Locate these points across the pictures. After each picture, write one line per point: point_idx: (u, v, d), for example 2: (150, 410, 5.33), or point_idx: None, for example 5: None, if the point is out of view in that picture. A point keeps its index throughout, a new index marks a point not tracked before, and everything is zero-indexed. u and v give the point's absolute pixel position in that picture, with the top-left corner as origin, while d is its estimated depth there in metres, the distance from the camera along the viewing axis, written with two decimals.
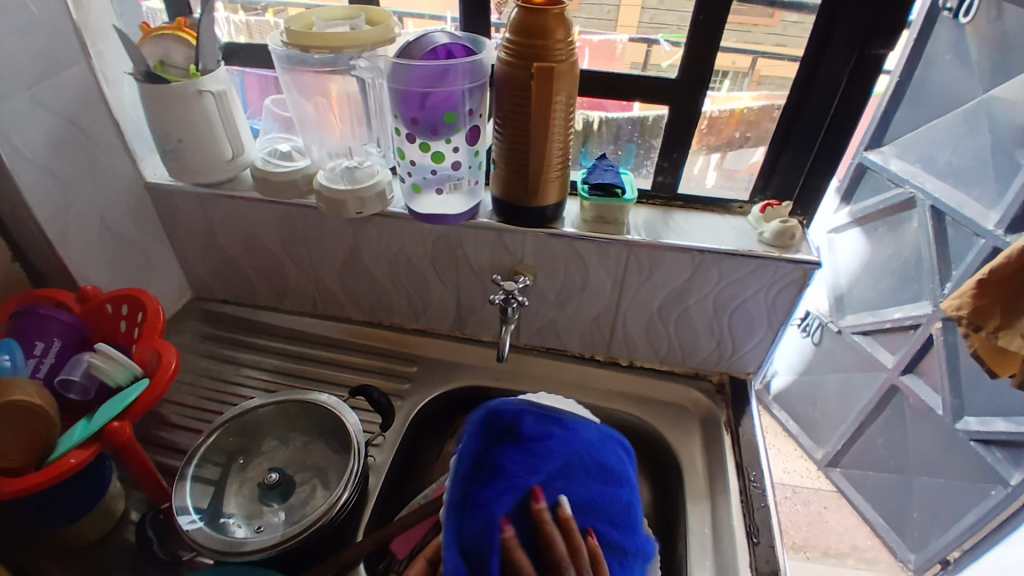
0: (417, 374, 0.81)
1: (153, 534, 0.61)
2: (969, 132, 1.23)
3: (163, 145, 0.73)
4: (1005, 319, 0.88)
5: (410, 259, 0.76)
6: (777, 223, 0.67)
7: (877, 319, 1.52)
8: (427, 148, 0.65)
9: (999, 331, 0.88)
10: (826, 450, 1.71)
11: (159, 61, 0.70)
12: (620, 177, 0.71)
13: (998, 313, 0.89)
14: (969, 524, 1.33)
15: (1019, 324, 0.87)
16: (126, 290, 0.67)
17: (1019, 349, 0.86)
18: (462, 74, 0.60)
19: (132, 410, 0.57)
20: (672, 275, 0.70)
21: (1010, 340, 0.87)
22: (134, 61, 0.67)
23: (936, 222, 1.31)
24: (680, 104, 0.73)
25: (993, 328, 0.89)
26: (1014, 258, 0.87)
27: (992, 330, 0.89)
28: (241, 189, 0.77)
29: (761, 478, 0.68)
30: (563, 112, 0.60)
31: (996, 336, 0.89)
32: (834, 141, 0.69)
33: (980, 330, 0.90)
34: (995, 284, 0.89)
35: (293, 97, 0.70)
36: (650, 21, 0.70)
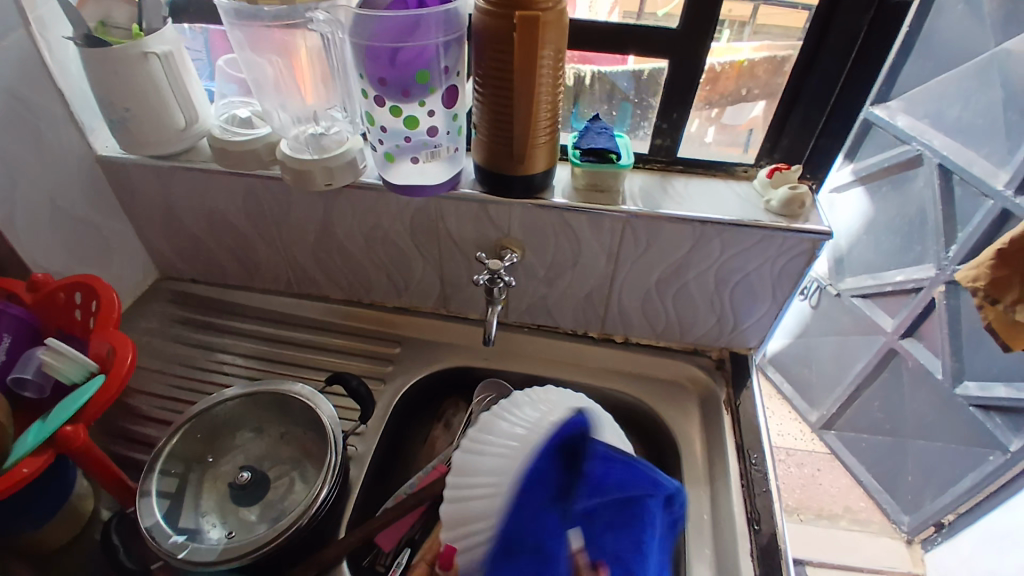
0: (401, 356, 0.77)
1: (120, 540, 0.55)
2: (980, 86, 1.18)
3: (110, 115, 0.65)
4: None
5: (389, 235, 0.70)
6: (786, 190, 0.62)
7: (878, 282, 1.48)
8: (399, 113, 0.58)
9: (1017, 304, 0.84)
10: (821, 413, 1.70)
11: (100, 22, 0.62)
12: (615, 140, 0.64)
13: (1016, 284, 0.84)
14: (965, 488, 1.34)
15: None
16: (76, 277, 0.61)
17: None
18: (434, 26, 0.53)
19: (88, 410, 0.52)
20: (670, 248, 0.65)
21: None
22: (73, 23, 0.60)
23: (943, 180, 1.27)
24: (681, 58, 0.66)
25: (1011, 300, 0.85)
26: None
27: (1009, 303, 0.85)
28: (200, 160, 0.70)
29: (762, 460, 0.65)
30: (551, 70, 0.53)
31: (1013, 309, 0.84)
32: (849, 98, 0.64)
33: (997, 304, 0.86)
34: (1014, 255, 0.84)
35: (246, 55, 0.62)
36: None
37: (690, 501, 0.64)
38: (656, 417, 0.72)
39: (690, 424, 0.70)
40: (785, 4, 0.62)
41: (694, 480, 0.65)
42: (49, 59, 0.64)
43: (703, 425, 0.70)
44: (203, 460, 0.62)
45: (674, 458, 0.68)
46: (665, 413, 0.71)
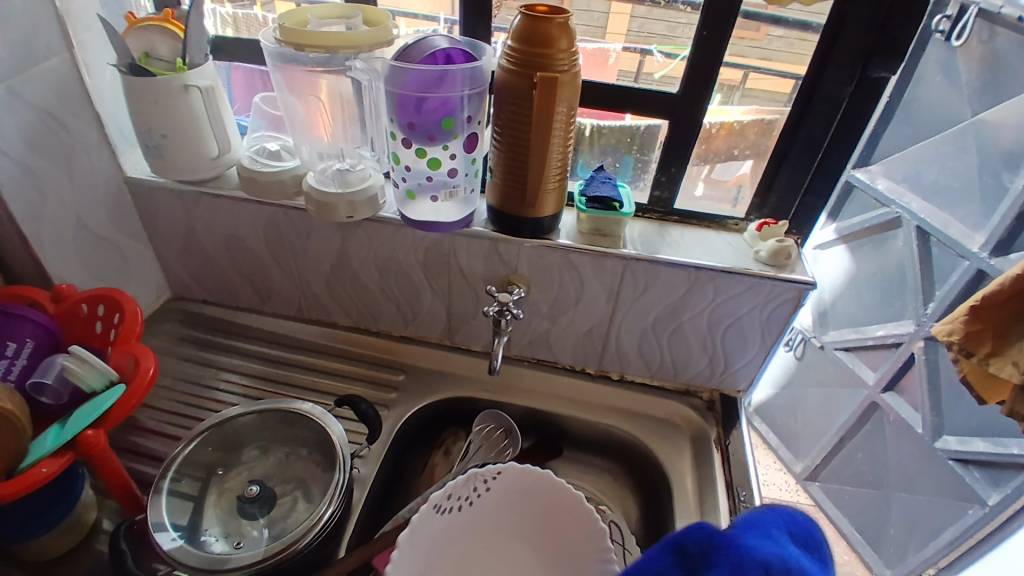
0: (404, 384, 0.80)
1: (128, 548, 0.56)
2: (956, 151, 1.28)
3: (146, 141, 0.70)
4: (997, 344, 0.88)
5: (401, 266, 0.74)
6: (773, 242, 0.67)
7: (861, 336, 1.54)
8: (424, 155, 0.63)
9: (991, 357, 0.88)
10: (805, 464, 1.73)
11: (144, 53, 0.68)
12: (617, 190, 0.69)
13: (990, 338, 0.88)
14: (949, 540, 1.36)
15: (1009, 351, 0.86)
16: (101, 290, 0.64)
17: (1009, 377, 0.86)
18: (461, 80, 0.58)
19: (107, 417, 0.54)
20: (667, 291, 0.69)
21: (1001, 365, 0.87)
22: (118, 52, 0.64)
23: (921, 241, 1.35)
24: (678, 118, 0.72)
25: (985, 354, 0.89)
26: (1007, 286, 0.87)
27: (984, 356, 0.89)
28: (226, 188, 0.74)
29: (751, 498, 0.67)
30: (563, 123, 0.59)
31: (987, 362, 0.88)
32: (832, 161, 0.70)
33: (972, 356, 0.90)
34: (988, 311, 0.88)
35: (283, 95, 0.68)
36: (638, 30, 0.71)
37: None
38: (650, 453, 0.75)
39: (681, 461, 0.73)
40: (776, 74, 0.68)
41: (684, 513, 0.68)
42: (91, 85, 0.69)
43: (693, 461, 0.73)
44: (215, 472, 0.63)
45: (667, 493, 0.71)
46: (658, 450, 0.74)
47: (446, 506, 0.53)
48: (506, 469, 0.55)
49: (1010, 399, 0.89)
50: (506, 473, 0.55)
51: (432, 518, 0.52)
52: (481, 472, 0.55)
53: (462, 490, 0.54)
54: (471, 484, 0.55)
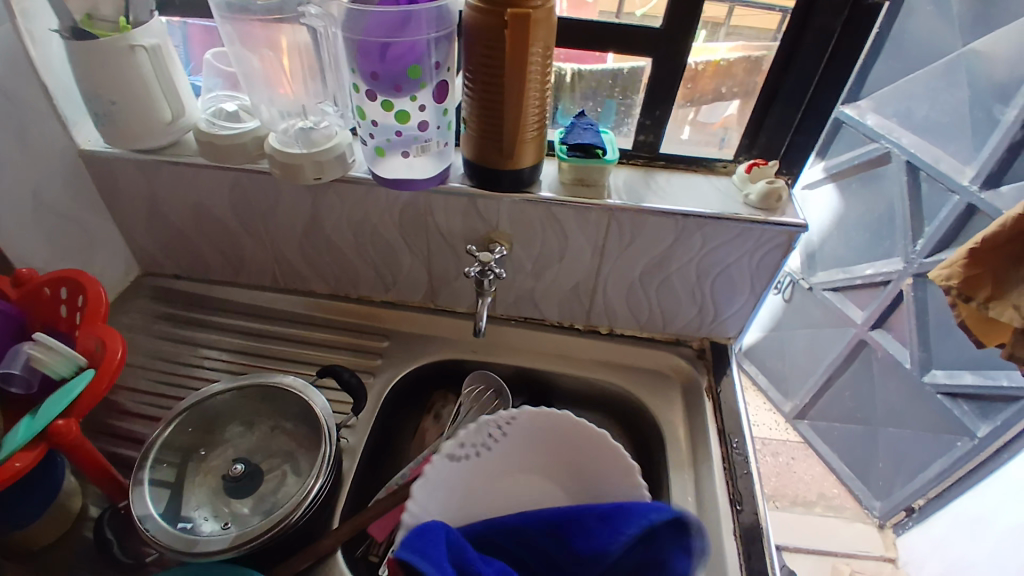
0: (390, 350, 0.78)
1: (113, 535, 0.59)
2: (947, 86, 1.26)
3: (94, 108, 0.65)
4: (996, 288, 0.89)
5: (378, 228, 0.71)
6: (763, 185, 0.64)
7: (849, 275, 1.54)
8: (391, 107, 0.58)
9: (990, 301, 0.89)
10: (794, 403, 1.77)
11: (86, 13, 0.61)
12: (600, 136, 0.66)
13: (988, 282, 0.89)
14: (936, 472, 1.39)
15: (1009, 294, 0.87)
16: (63, 272, 0.60)
17: (1008, 320, 0.87)
18: (427, 21, 0.54)
19: (79, 404, 0.52)
20: (655, 241, 0.66)
21: (1001, 310, 0.88)
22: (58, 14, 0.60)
23: (913, 177, 1.35)
24: (662, 57, 0.68)
25: (984, 298, 0.89)
26: (1008, 227, 0.86)
27: (982, 300, 0.90)
28: (185, 154, 0.70)
29: (743, 444, 0.67)
30: (539, 67, 0.55)
31: (986, 306, 0.89)
32: (824, 98, 0.66)
33: (970, 300, 0.91)
34: (988, 255, 0.89)
35: (236, 50, 0.63)
36: None
37: (675, 484, 0.66)
38: (641, 405, 0.74)
39: (674, 412, 0.73)
40: (761, 7, 0.64)
41: (679, 464, 0.68)
42: (36, 57, 0.63)
43: (685, 411, 0.73)
44: (197, 452, 0.62)
45: (660, 444, 0.71)
46: (649, 401, 0.74)
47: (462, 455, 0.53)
48: (518, 413, 0.56)
49: (1010, 342, 0.91)
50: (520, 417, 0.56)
51: (448, 466, 0.52)
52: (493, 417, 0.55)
53: (475, 437, 0.55)
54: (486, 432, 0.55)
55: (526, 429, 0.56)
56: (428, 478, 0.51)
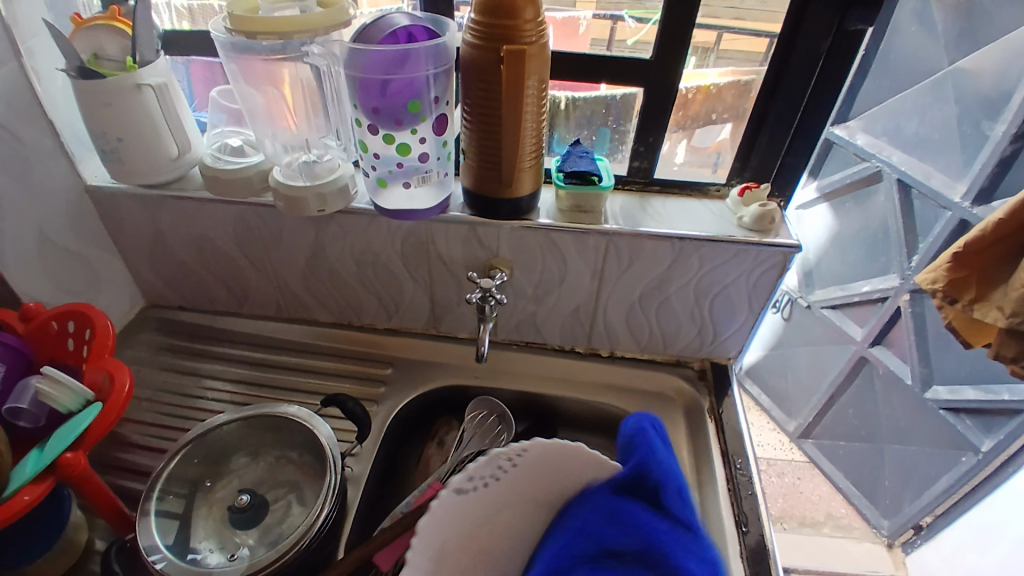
0: (392, 377, 0.78)
1: (120, 568, 0.56)
2: (936, 101, 1.29)
3: (102, 146, 0.66)
4: (981, 290, 0.91)
5: (380, 257, 0.72)
6: (756, 207, 0.66)
7: (846, 293, 1.55)
8: (392, 140, 0.60)
9: (975, 302, 0.92)
10: (798, 422, 1.76)
11: (93, 54, 0.64)
12: (595, 164, 0.67)
13: (974, 284, 0.92)
14: (943, 488, 1.38)
15: (992, 296, 0.90)
16: (73, 306, 0.62)
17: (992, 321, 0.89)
18: (424, 58, 0.55)
19: (87, 437, 0.52)
20: (652, 264, 0.68)
21: (987, 310, 0.90)
22: (65, 55, 0.60)
23: (903, 195, 1.37)
24: (654, 86, 0.70)
25: (969, 300, 0.92)
26: (988, 232, 0.87)
27: (968, 302, 0.92)
28: (190, 189, 0.71)
29: (746, 465, 0.67)
30: (535, 97, 0.56)
31: (972, 307, 0.92)
32: (811, 121, 0.68)
33: (957, 302, 0.94)
34: (971, 258, 0.91)
35: (241, 86, 0.65)
36: None
37: None
38: None
39: (676, 434, 0.73)
40: (749, 32, 0.66)
41: None
42: (41, 92, 0.65)
43: (688, 432, 0.73)
44: (203, 484, 0.62)
45: None
46: None
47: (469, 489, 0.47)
48: (532, 447, 0.48)
49: (998, 341, 0.93)
50: (532, 452, 0.49)
51: (454, 502, 0.46)
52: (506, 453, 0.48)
53: (484, 470, 0.48)
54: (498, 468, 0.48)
55: (538, 462, 0.49)
56: (434, 517, 0.45)
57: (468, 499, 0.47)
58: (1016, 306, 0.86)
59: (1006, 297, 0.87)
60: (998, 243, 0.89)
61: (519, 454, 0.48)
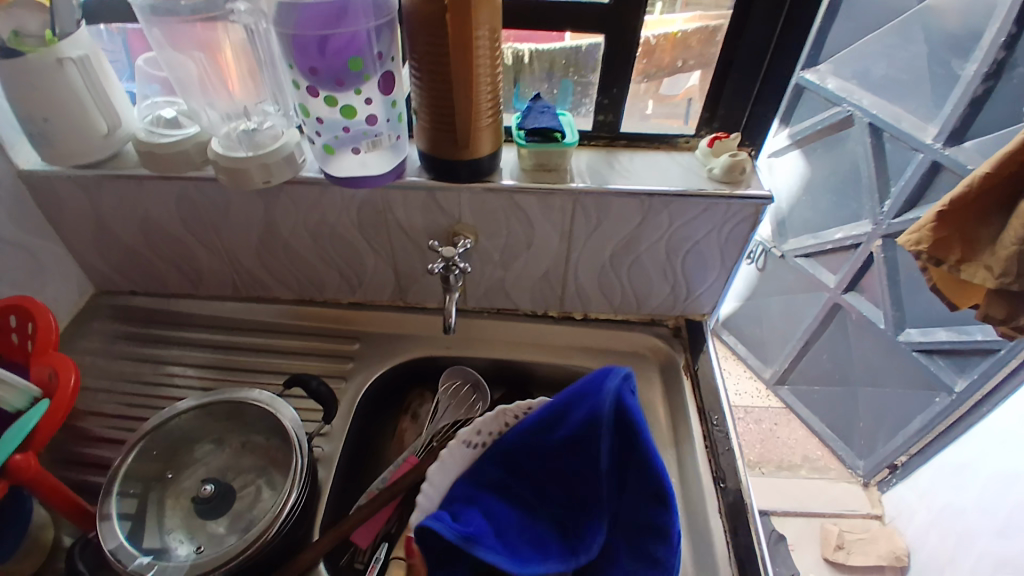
0: (361, 352, 0.76)
1: (87, 568, 0.54)
2: (904, 43, 1.27)
3: (27, 125, 0.61)
4: (966, 251, 0.91)
5: (337, 229, 0.68)
6: (726, 158, 0.63)
7: (819, 241, 1.56)
8: (335, 102, 0.56)
9: (961, 263, 0.91)
10: (774, 369, 1.80)
11: (12, 31, 0.57)
12: (558, 119, 0.64)
13: (957, 244, 0.91)
14: (917, 429, 1.42)
15: (980, 257, 0.89)
16: (13, 300, 0.57)
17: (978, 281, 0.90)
18: (363, 10, 0.51)
19: (35, 438, 0.50)
20: (621, 223, 0.65)
21: (974, 271, 0.90)
22: None
23: (874, 138, 1.36)
24: (614, 32, 0.66)
25: (955, 260, 0.92)
26: (974, 187, 0.88)
27: (954, 263, 0.92)
28: (128, 167, 0.66)
29: (723, 420, 0.67)
30: (487, 49, 0.52)
31: (958, 269, 0.92)
32: (780, 66, 0.65)
33: (942, 263, 0.93)
34: (956, 214, 0.90)
35: (165, 54, 0.60)
36: None
37: None
38: None
39: (652, 392, 0.73)
40: None
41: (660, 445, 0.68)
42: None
43: (664, 390, 0.73)
44: (164, 476, 0.60)
45: None
46: None
47: (477, 442, 0.58)
48: (535, 404, 0.59)
49: (986, 302, 0.94)
50: (535, 409, 0.59)
51: (463, 454, 0.57)
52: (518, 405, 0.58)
53: (490, 425, 0.58)
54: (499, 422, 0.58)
55: None
56: (442, 463, 0.55)
57: (476, 449, 0.57)
58: (1006, 265, 0.86)
59: (995, 257, 0.87)
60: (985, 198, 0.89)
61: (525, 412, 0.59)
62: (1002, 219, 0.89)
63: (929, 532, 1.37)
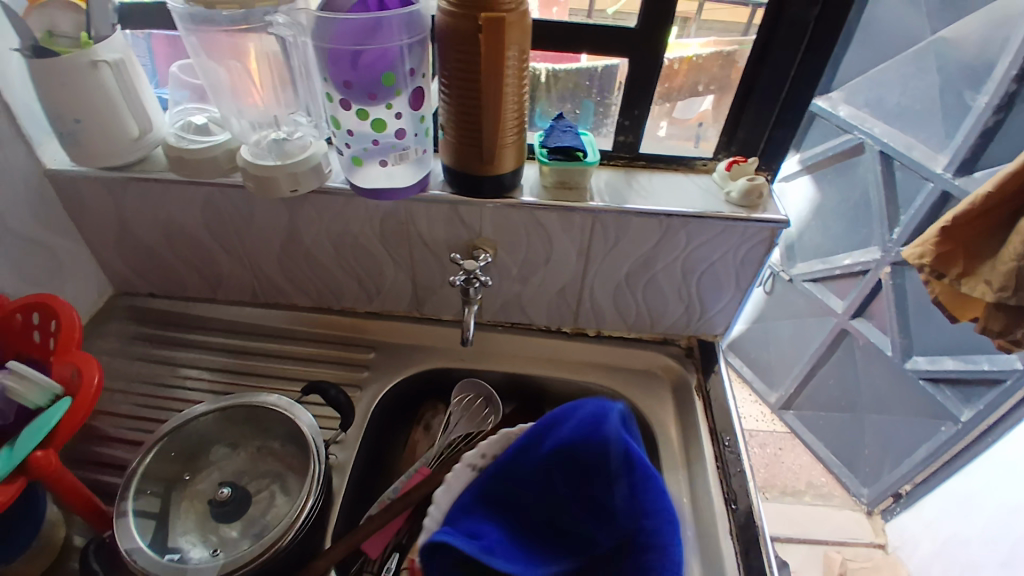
0: (376, 361, 0.77)
1: (101, 567, 0.54)
2: (917, 72, 1.29)
3: (60, 127, 0.62)
4: (968, 264, 0.94)
5: (359, 239, 0.69)
6: (743, 181, 0.64)
7: (827, 266, 1.56)
8: (366, 115, 0.58)
9: (962, 277, 0.94)
10: (780, 393, 1.79)
11: (46, 31, 0.59)
12: (580, 139, 0.65)
13: (960, 259, 0.94)
14: (922, 457, 1.42)
15: (980, 270, 0.92)
16: (37, 298, 0.58)
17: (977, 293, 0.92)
18: (398, 27, 0.52)
19: (56, 435, 0.50)
20: (638, 242, 0.66)
21: (973, 284, 0.92)
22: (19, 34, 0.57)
23: (885, 166, 1.38)
24: (639, 56, 0.67)
25: (956, 273, 0.95)
26: (976, 205, 0.90)
27: (956, 276, 0.95)
28: (156, 171, 0.67)
29: (735, 441, 0.67)
30: (516, 68, 0.54)
31: (959, 282, 0.94)
32: (800, 94, 0.67)
33: (944, 276, 0.96)
34: (956, 234, 0.93)
35: (201, 62, 0.62)
36: None
37: (670, 485, 0.66)
38: (632, 405, 0.74)
39: (664, 411, 0.73)
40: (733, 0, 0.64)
41: (671, 464, 0.68)
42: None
43: (677, 409, 0.73)
44: (180, 479, 0.60)
45: (653, 444, 0.71)
46: (640, 401, 0.74)
47: (480, 463, 0.57)
48: None
49: (985, 317, 0.95)
50: None
51: (469, 476, 0.56)
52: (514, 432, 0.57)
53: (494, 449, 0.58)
54: (504, 447, 0.57)
55: None
56: (448, 486, 0.54)
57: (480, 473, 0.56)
58: (1003, 280, 0.88)
59: (994, 272, 0.89)
60: (989, 216, 0.92)
61: (523, 437, 0.59)
62: (1001, 238, 0.91)
63: (934, 562, 1.36)
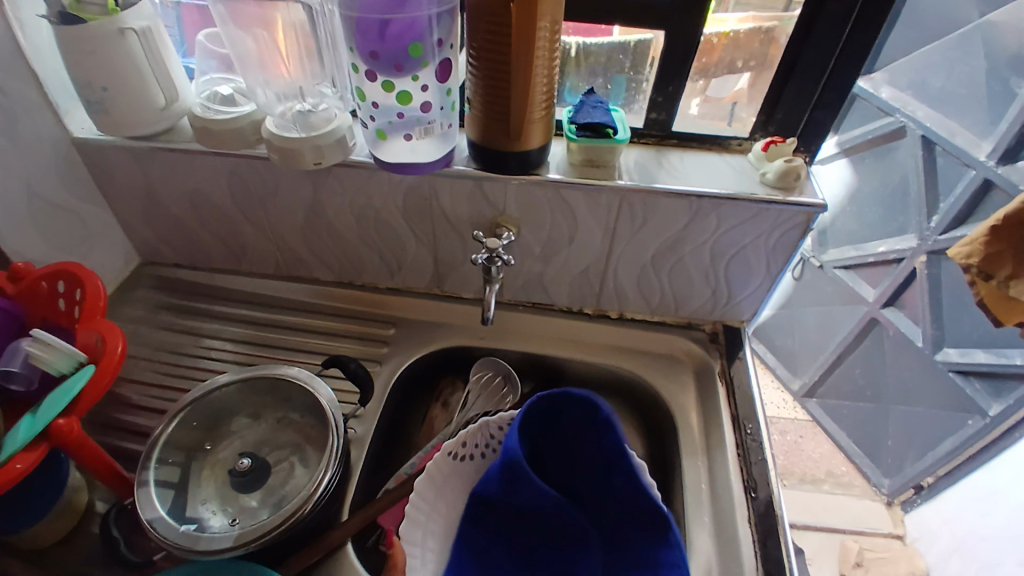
0: (396, 337, 0.77)
1: (120, 533, 0.57)
2: (963, 55, 1.23)
3: (86, 94, 0.62)
4: (1017, 266, 0.89)
5: (381, 214, 0.69)
6: (781, 163, 0.61)
7: (861, 253, 1.52)
8: (391, 88, 0.56)
9: (1011, 279, 0.90)
10: (803, 381, 1.77)
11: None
12: (610, 115, 0.63)
13: (1010, 261, 0.90)
14: (946, 451, 1.39)
15: None
16: (62, 266, 0.59)
17: None
18: None
19: (79, 402, 0.50)
20: (667, 223, 0.64)
21: (1022, 288, 0.88)
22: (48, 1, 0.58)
23: (926, 152, 1.32)
24: (675, 28, 0.64)
25: (1005, 276, 0.90)
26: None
27: (1003, 278, 0.90)
28: (180, 141, 0.67)
29: (757, 430, 0.66)
30: (547, 41, 0.52)
31: (1007, 284, 0.90)
32: (843, 72, 0.63)
33: (991, 278, 0.92)
34: (1010, 232, 0.89)
35: (228, 31, 0.61)
36: None
37: (687, 472, 0.65)
38: (653, 390, 0.73)
39: (685, 397, 0.72)
40: None
41: (690, 451, 0.67)
42: (26, 43, 0.60)
43: (698, 395, 0.72)
44: (202, 447, 0.61)
45: (672, 430, 0.70)
46: (661, 386, 0.73)
47: (460, 452, 0.58)
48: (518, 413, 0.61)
49: None
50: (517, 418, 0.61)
51: (450, 464, 0.57)
52: (497, 419, 0.60)
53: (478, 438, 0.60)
54: (487, 433, 0.60)
55: None
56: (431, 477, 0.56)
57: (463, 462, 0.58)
58: None
59: None
60: None
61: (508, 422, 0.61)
62: None
63: (952, 556, 1.34)
